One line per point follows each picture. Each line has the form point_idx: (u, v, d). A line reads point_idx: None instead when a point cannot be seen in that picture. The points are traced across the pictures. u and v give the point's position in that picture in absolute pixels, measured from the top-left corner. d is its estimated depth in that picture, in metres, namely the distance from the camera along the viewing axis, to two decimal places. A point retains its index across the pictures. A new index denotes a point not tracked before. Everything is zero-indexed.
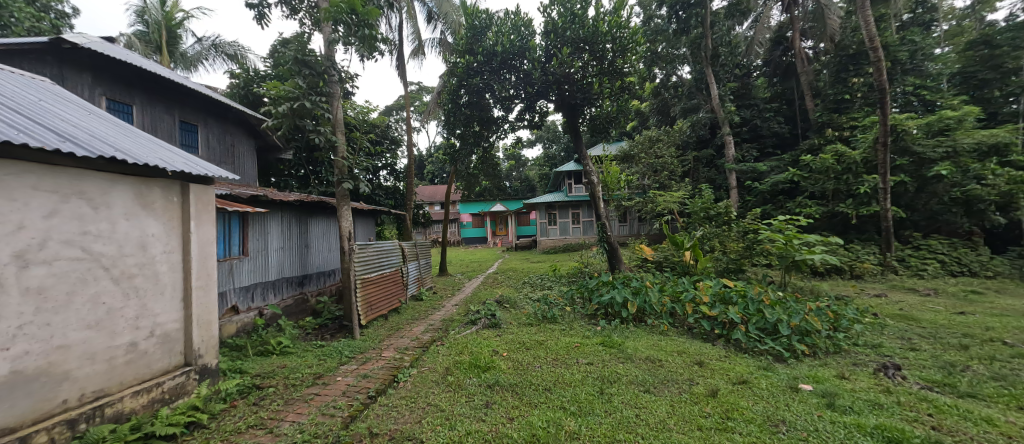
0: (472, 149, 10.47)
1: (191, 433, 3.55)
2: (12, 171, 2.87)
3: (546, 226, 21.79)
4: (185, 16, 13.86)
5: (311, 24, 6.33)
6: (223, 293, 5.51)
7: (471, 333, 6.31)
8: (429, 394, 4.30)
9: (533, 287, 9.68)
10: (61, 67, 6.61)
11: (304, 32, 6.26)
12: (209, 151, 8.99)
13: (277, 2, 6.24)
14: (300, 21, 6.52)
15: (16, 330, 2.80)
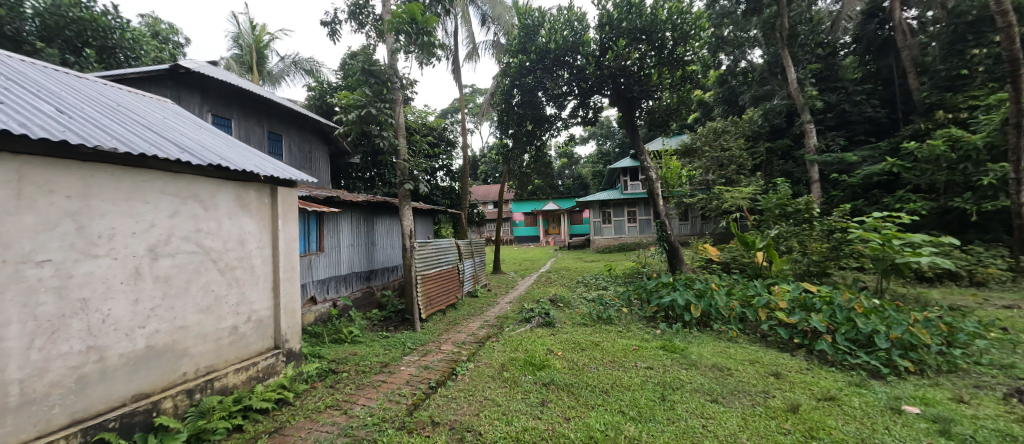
0: (525, 147, 10.67)
1: (280, 408, 4.00)
2: (147, 178, 3.43)
3: (601, 225, 21.28)
4: (271, 38, 15.55)
5: (376, 35, 6.78)
6: (303, 286, 6.10)
7: (525, 331, 6.35)
8: (486, 388, 4.43)
9: (589, 287, 9.51)
10: (178, 89, 7.75)
11: (370, 44, 6.70)
12: (291, 157, 10.01)
13: (347, 17, 6.75)
14: (366, 34, 7.00)
15: (150, 311, 3.35)
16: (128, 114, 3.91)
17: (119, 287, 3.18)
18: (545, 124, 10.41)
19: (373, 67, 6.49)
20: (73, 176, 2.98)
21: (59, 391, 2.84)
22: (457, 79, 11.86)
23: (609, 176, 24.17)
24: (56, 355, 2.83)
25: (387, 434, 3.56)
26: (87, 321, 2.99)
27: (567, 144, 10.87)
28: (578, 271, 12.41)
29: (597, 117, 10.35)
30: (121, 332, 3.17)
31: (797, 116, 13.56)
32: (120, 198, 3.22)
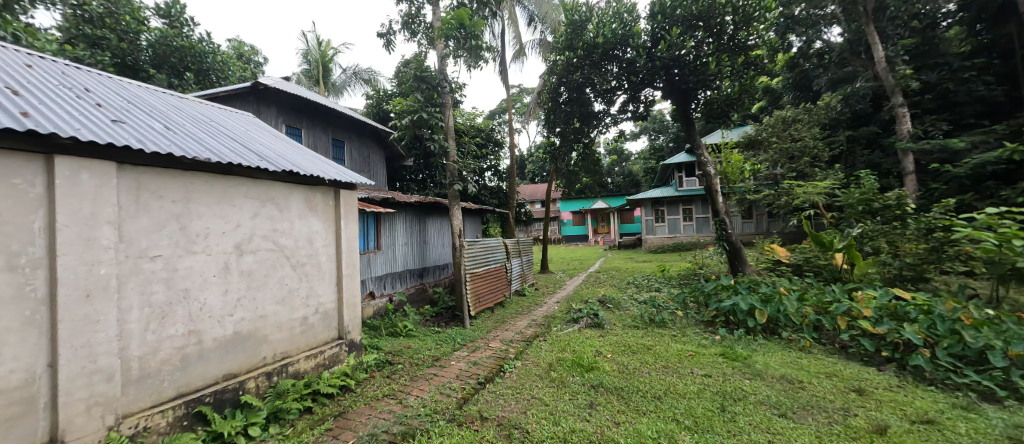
0: (572, 145, 10.55)
1: (344, 394, 4.35)
2: (234, 184, 3.87)
3: (653, 223, 20.38)
4: (335, 52, 16.77)
5: (427, 43, 7.05)
6: (363, 281, 6.55)
7: (573, 331, 6.28)
8: (533, 387, 4.45)
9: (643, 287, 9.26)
10: (258, 104, 8.64)
11: (421, 51, 6.99)
12: (352, 162, 10.76)
13: (400, 27, 7.10)
14: (418, 42, 7.31)
15: (236, 301, 3.81)
16: (218, 127, 4.44)
17: (211, 279, 3.63)
18: (593, 121, 10.18)
19: (424, 73, 6.77)
20: (178, 183, 3.45)
21: (168, 367, 3.32)
22: (505, 79, 11.96)
23: (662, 173, 23.12)
24: (165, 337, 3.30)
25: (439, 425, 3.72)
26: (187, 308, 3.45)
27: (617, 141, 10.54)
28: (629, 272, 12.02)
29: (649, 110, 9.90)
30: (213, 319, 3.63)
31: (883, 98, 11.58)
32: (212, 202, 3.68)
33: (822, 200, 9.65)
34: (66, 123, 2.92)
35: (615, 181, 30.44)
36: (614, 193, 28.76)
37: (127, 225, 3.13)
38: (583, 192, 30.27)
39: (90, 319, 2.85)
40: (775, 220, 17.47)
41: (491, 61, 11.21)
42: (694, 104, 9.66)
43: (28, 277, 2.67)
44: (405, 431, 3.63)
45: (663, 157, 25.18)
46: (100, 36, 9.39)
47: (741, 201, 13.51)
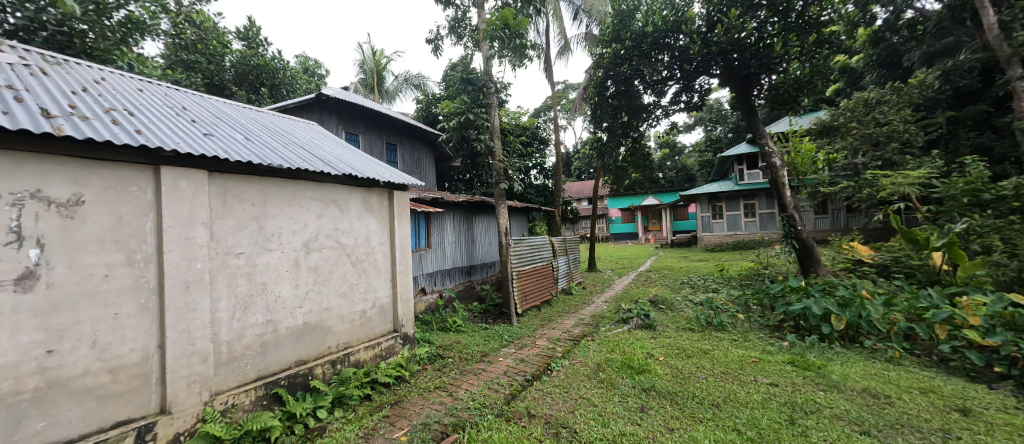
0: (620, 140, 10.21)
1: (399, 383, 4.60)
2: (302, 187, 4.24)
3: (710, 220, 19.15)
4: (388, 60, 17.61)
5: (472, 45, 7.19)
6: (415, 277, 6.86)
7: (622, 332, 6.09)
8: (582, 387, 4.40)
9: (696, 288, 8.75)
10: (321, 113, 9.32)
11: (467, 54, 7.14)
12: (404, 164, 11.28)
13: (447, 32, 7.29)
14: (464, 45, 7.47)
15: (305, 294, 4.17)
16: (287, 136, 4.89)
17: (284, 274, 4.01)
18: (643, 114, 9.78)
19: (471, 75, 6.91)
20: (256, 188, 3.84)
21: (250, 352, 3.72)
22: (550, 77, 11.85)
23: (720, 167, 21.62)
24: (247, 325, 3.70)
25: (488, 419, 3.81)
26: (265, 300, 3.84)
27: (668, 134, 10.03)
28: (683, 271, 11.39)
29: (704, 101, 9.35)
30: (286, 310, 4.00)
31: (995, 71, 9.73)
32: (284, 204, 4.06)
33: (916, 191, 8.42)
34: (168, 137, 3.36)
35: (667, 176, 28.95)
36: (666, 189, 27.44)
37: (215, 225, 3.54)
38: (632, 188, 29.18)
39: (189, 308, 3.28)
40: (856, 215, 15.63)
41: (536, 58, 11.18)
42: (756, 90, 8.92)
43: (142, 270, 3.12)
44: (456, 423, 3.75)
45: (721, 149, 23.60)
46: (193, 60, 10.65)
47: (813, 194, 12.22)
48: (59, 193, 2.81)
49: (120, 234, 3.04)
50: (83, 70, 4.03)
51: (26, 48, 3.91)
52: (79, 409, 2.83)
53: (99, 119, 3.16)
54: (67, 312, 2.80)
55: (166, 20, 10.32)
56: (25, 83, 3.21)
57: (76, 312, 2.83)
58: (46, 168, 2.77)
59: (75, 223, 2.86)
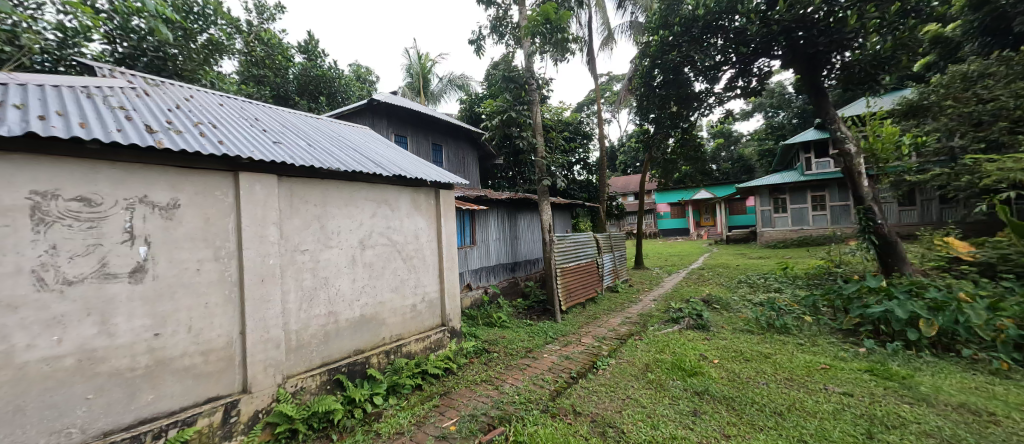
0: (670, 131, 9.89)
1: (448, 375, 4.78)
2: (357, 188, 4.51)
3: (771, 214, 17.71)
4: (432, 62, 18.10)
5: (514, 43, 7.20)
6: (461, 273, 7.04)
7: (673, 332, 5.83)
8: (630, 387, 4.29)
9: (753, 289, 8.16)
10: (372, 117, 9.83)
11: (508, 52, 7.17)
12: (449, 164, 11.60)
13: (489, 31, 7.37)
14: (506, 43, 7.51)
15: (361, 288, 4.46)
16: (344, 141, 5.22)
17: (343, 269, 4.30)
18: (695, 103, 9.24)
19: (512, 73, 6.93)
20: (317, 190, 4.15)
21: (315, 340, 4.04)
22: (593, 69, 11.51)
23: (786, 156, 19.91)
24: (312, 316, 4.01)
25: (533, 414, 3.84)
26: (327, 293, 4.15)
27: (723, 122, 9.38)
28: (741, 269, 10.66)
29: (763, 86, 8.81)
30: (345, 302, 4.30)
31: None
32: (342, 205, 4.34)
33: None
34: (245, 146, 3.71)
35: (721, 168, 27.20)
36: (720, 182, 25.85)
37: (284, 225, 3.86)
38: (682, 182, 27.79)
39: (265, 299, 3.63)
40: (952, 205, 13.72)
41: (579, 52, 10.98)
42: (826, 70, 8.12)
43: (226, 265, 3.49)
44: (502, 417, 3.83)
45: (785, 136, 21.73)
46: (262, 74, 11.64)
47: (896, 184, 10.87)
48: (160, 197, 3.20)
49: (208, 233, 3.42)
50: (174, 90, 4.57)
51: (131, 72, 4.51)
52: (178, 386, 3.22)
53: (188, 132, 3.56)
54: (168, 301, 3.20)
55: (240, 40, 11.40)
56: (131, 103, 3.69)
57: (175, 301, 3.22)
58: (150, 176, 3.16)
59: (173, 223, 3.25)
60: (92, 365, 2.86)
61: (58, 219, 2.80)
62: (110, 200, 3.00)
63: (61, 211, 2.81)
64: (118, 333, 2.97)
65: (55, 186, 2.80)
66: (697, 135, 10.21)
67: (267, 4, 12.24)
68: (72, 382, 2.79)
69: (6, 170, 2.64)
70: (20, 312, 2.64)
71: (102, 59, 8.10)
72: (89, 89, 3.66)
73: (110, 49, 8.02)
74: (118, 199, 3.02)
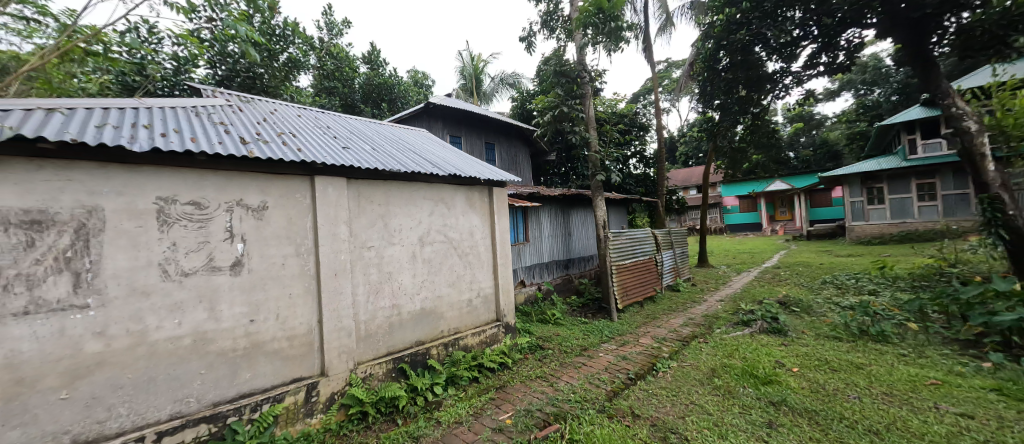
0: (738, 118, 8.94)
1: (502, 370, 4.89)
2: (416, 188, 4.76)
3: (864, 206, 15.63)
4: (485, 63, 18.34)
5: (565, 37, 7.06)
6: (514, 270, 7.12)
7: (743, 335, 5.40)
8: (694, 392, 4.04)
9: (837, 291, 7.25)
10: (428, 120, 10.22)
11: (559, 46, 7.07)
12: (501, 161, 11.76)
13: (540, 27, 7.32)
14: (557, 37, 7.40)
15: (421, 283, 4.71)
16: (404, 144, 5.54)
17: (404, 265, 4.57)
18: (768, 85, 8.34)
19: (563, 67, 6.82)
20: (381, 190, 4.45)
21: (381, 331, 4.34)
22: (651, 57, 10.93)
23: (884, 139, 17.35)
24: (379, 308, 4.32)
25: (589, 413, 3.78)
26: (391, 286, 4.44)
27: (802, 105, 8.40)
28: (825, 268, 9.52)
29: (852, 60, 7.73)
30: (407, 295, 4.57)
31: None
32: (403, 204, 4.62)
33: None
34: (319, 152, 4.08)
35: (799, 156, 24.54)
36: (797, 171, 23.42)
37: (353, 223, 4.20)
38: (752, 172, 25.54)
39: (338, 291, 3.98)
40: None
41: (635, 39, 10.47)
42: (935, 36, 6.97)
43: (306, 260, 3.87)
44: (557, 414, 3.82)
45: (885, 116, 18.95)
46: (332, 86, 12.68)
47: None
48: (253, 201, 3.63)
49: (290, 231, 3.81)
50: (261, 105, 5.15)
51: (228, 93, 5.18)
52: (270, 366, 3.64)
53: (272, 141, 4.00)
54: (260, 291, 3.61)
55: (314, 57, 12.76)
56: (228, 119, 4.23)
57: (266, 291, 3.63)
58: (244, 182, 3.60)
59: (263, 223, 3.67)
60: (203, 345, 3.32)
61: (176, 220, 3.27)
62: (214, 204, 3.44)
63: (178, 213, 3.28)
64: (222, 319, 3.41)
65: (173, 192, 3.26)
66: (770, 121, 9.26)
67: (336, 21, 13.31)
68: (189, 359, 3.25)
69: (138, 179, 3.12)
70: (151, 298, 3.12)
71: (205, 82, 9.56)
72: (196, 109, 4.24)
73: (212, 73, 9.64)
74: (220, 203, 3.47)
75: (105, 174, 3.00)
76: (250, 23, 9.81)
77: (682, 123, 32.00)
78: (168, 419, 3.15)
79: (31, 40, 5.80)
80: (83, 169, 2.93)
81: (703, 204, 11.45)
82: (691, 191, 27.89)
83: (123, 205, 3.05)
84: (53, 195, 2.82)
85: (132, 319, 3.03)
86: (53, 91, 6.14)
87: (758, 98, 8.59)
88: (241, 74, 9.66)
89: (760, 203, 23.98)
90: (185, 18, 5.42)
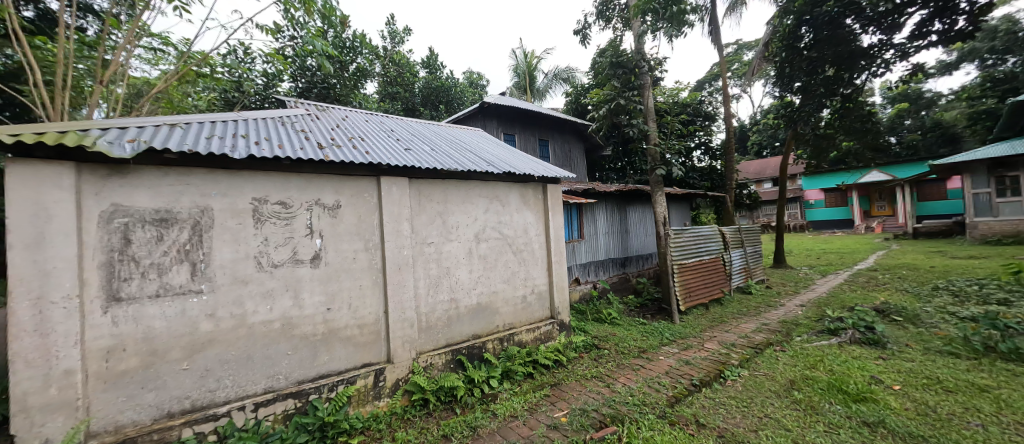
0: (824, 100, 7.82)
1: (557, 367, 4.89)
2: (473, 185, 4.91)
3: (993, 199, 13.01)
4: (538, 59, 18.14)
5: (622, 26, 6.85)
6: (569, 267, 7.02)
7: (829, 346, 4.82)
8: (768, 405, 3.69)
9: (953, 299, 6.16)
10: (483, 118, 10.37)
11: (616, 36, 6.82)
12: (555, 158, 11.68)
13: (595, 18, 7.10)
14: (613, 27, 7.13)
15: (477, 278, 4.86)
16: (462, 144, 5.73)
17: (461, 260, 4.74)
18: (862, 61, 7.15)
19: (620, 58, 6.60)
20: (440, 188, 4.65)
21: (441, 324, 4.55)
22: (718, 40, 10.04)
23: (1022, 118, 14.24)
24: (438, 301, 4.53)
25: (649, 418, 3.63)
26: (449, 281, 4.63)
27: (908, 82, 7.16)
28: (938, 271, 8.14)
29: (976, 25, 6.47)
30: (464, 290, 4.74)
31: None
32: (460, 202, 4.78)
33: None
34: (385, 154, 4.37)
35: (905, 140, 21.16)
36: (901, 159, 20.34)
37: (415, 220, 4.44)
38: (843, 161, 22.59)
39: (402, 285, 4.25)
40: None
41: (699, 22, 9.72)
42: None
43: (374, 255, 4.17)
44: (614, 415, 3.72)
45: None
46: (394, 91, 13.45)
47: None
48: (328, 200, 3.99)
49: (360, 228, 4.12)
50: (334, 113, 5.64)
51: (307, 103, 5.74)
52: (344, 351, 3.98)
53: (344, 145, 4.36)
54: (336, 282, 3.96)
55: (379, 65, 13.60)
56: (307, 127, 4.68)
57: (340, 282, 3.98)
58: (320, 183, 3.96)
59: (337, 221, 4.01)
60: (289, 329, 3.72)
61: (267, 218, 3.70)
62: (297, 203, 3.83)
63: (268, 211, 3.71)
64: (305, 306, 3.80)
65: (264, 193, 3.69)
66: (865, 103, 8.00)
67: (398, 29, 14.06)
68: (279, 341, 3.68)
69: (238, 182, 3.58)
70: (248, 286, 3.57)
71: (289, 94, 10.69)
72: (281, 119, 4.77)
73: (293, 86, 10.75)
74: (302, 202, 3.86)
75: (213, 178, 3.49)
76: (325, 38, 10.76)
77: (757, 109, 29.17)
78: (263, 392, 3.59)
79: (157, 66, 6.88)
80: (197, 175, 3.43)
81: (779, 199, 10.35)
82: (764, 185, 25.30)
83: (227, 205, 3.53)
84: (175, 197, 3.34)
85: (234, 304, 3.50)
86: (173, 109, 7.26)
87: (850, 77, 7.38)
88: (318, 85, 10.70)
89: (852, 197, 21.23)
90: (272, 38, 6.11)
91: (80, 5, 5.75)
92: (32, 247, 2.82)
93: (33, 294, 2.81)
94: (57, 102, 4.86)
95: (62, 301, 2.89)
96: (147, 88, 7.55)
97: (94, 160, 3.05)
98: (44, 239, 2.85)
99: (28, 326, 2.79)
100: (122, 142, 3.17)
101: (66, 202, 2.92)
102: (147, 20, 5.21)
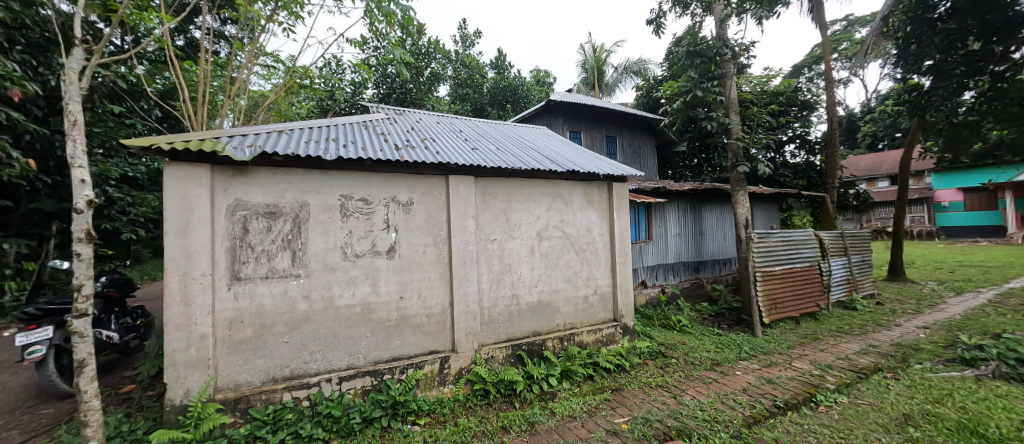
0: (965, 81, 6.31)
1: (619, 372, 4.73)
2: (536, 183, 4.92)
3: None
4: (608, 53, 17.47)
5: (702, 11, 6.35)
6: (635, 270, 6.71)
7: (961, 378, 3.97)
8: (874, 439, 3.16)
9: None
10: (548, 115, 10.30)
11: (695, 23, 6.36)
12: (623, 154, 11.23)
13: (671, 4, 6.62)
14: (691, 13, 6.61)
15: (538, 276, 4.87)
16: (527, 143, 5.76)
17: (523, 258, 4.80)
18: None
19: (699, 46, 6.13)
20: (504, 186, 4.74)
21: (502, 318, 4.66)
22: (820, 17, 8.74)
23: None
24: (500, 297, 4.64)
25: (720, 437, 3.33)
26: (511, 277, 4.71)
27: None
28: None
29: None
30: (526, 287, 4.79)
31: None
32: (524, 200, 4.83)
33: None
34: (453, 154, 4.58)
35: None
36: None
37: (480, 218, 4.59)
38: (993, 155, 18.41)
39: (466, 279, 4.43)
40: None
41: None
42: None
43: (441, 249, 4.41)
44: (680, 429, 3.48)
45: None
46: (464, 92, 13.97)
47: None
48: (403, 197, 4.29)
49: (429, 224, 4.37)
50: (410, 116, 6.05)
51: (387, 107, 6.22)
52: (414, 337, 4.27)
53: (416, 146, 4.64)
54: (408, 273, 4.26)
55: (450, 69, 14.21)
56: (385, 130, 5.10)
57: (412, 273, 4.28)
58: (396, 182, 4.27)
59: (410, 216, 4.30)
60: (368, 313, 4.10)
61: (352, 213, 4.10)
62: (375, 199, 4.19)
63: (352, 207, 4.11)
64: (381, 293, 4.15)
65: (350, 191, 4.10)
66: None
67: (469, 33, 14.57)
68: (359, 323, 4.06)
69: (329, 180, 4.03)
70: (335, 273, 3.99)
71: (372, 100, 11.76)
72: (364, 123, 5.25)
73: (375, 93, 11.80)
74: (380, 199, 4.20)
75: (310, 177, 3.96)
76: (403, 47, 11.60)
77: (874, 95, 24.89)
78: (346, 367, 4.01)
79: (270, 80, 8.01)
80: (297, 175, 3.92)
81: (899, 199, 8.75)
82: (879, 183, 21.62)
83: (321, 201, 3.99)
84: (281, 194, 3.86)
85: (324, 287, 3.95)
86: (281, 117, 8.41)
87: (1004, 51, 5.89)
88: (396, 91, 11.68)
89: (1006, 198, 17.23)
90: (359, 50, 6.71)
91: (215, 33, 6.93)
92: (180, 233, 3.47)
93: (181, 271, 3.46)
94: (198, 114, 5.90)
95: (200, 278, 3.52)
96: (263, 99, 8.89)
97: (222, 162, 3.65)
98: (188, 227, 3.50)
99: (176, 297, 3.44)
100: (244, 147, 3.75)
101: (203, 197, 3.55)
102: (262, 42, 6.07)
